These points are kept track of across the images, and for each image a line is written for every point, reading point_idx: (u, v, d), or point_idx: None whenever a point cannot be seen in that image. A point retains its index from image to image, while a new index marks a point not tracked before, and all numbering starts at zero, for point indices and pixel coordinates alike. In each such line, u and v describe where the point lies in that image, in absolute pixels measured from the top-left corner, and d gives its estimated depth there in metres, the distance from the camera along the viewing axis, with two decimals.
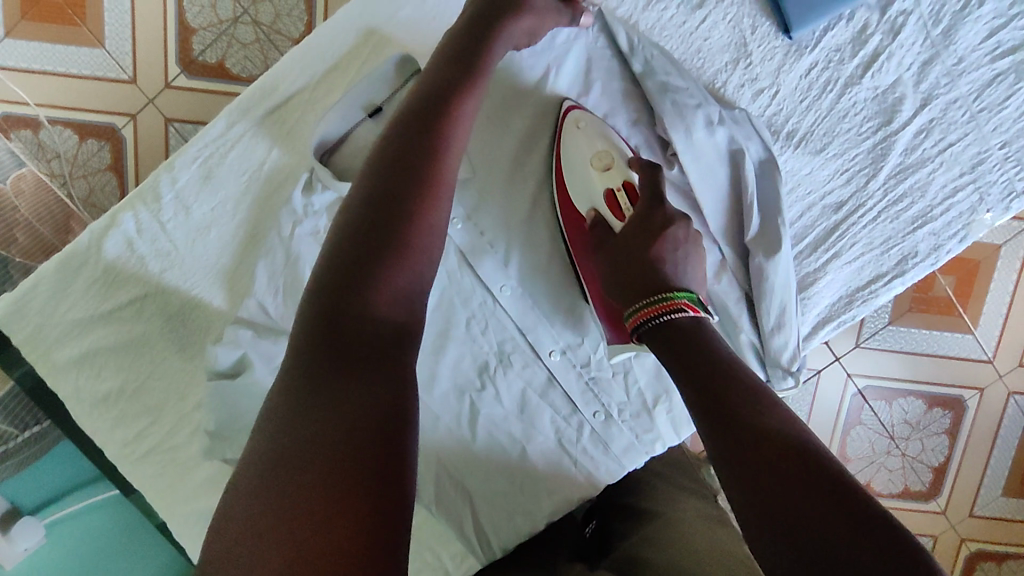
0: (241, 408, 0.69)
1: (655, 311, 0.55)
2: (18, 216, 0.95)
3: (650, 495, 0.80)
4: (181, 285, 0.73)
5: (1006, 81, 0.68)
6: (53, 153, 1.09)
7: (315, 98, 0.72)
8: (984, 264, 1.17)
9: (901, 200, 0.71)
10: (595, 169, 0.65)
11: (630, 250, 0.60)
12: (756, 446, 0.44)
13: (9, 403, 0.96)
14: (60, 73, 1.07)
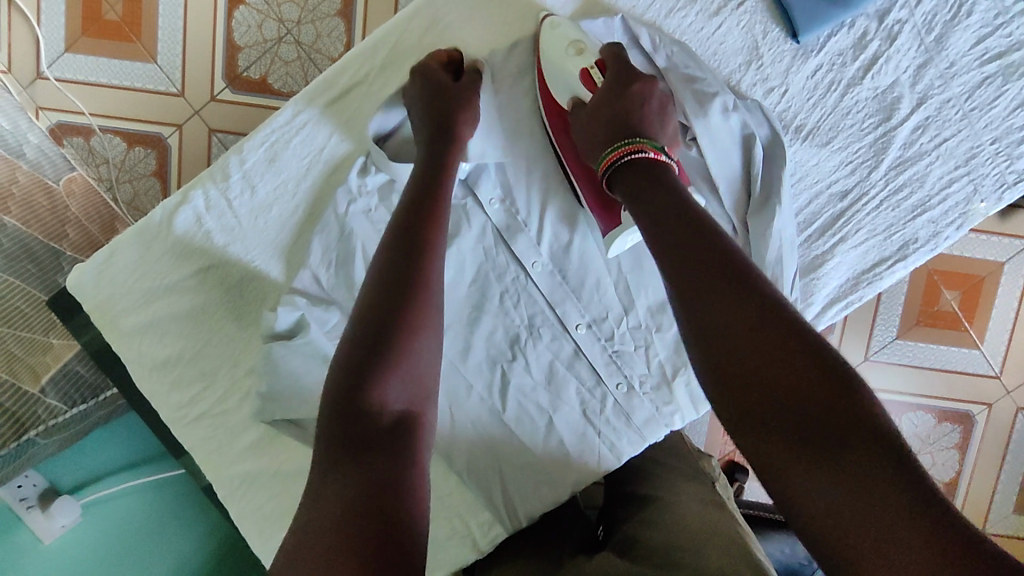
0: (297, 366, 0.76)
1: (622, 153, 0.60)
2: (68, 212, 1.06)
3: (650, 483, 0.83)
4: (242, 258, 0.81)
5: (995, 83, 0.75)
6: (103, 158, 1.19)
7: (372, 90, 0.78)
8: (987, 281, 1.22)
9: (901, 190, 0.78)
10: (569, 56, 0.70)
11: (600, 108, 0.65)
12: (731, 313, 0.50)
13: (59, 379, 1.01)
14: (116, 85, 1.17)
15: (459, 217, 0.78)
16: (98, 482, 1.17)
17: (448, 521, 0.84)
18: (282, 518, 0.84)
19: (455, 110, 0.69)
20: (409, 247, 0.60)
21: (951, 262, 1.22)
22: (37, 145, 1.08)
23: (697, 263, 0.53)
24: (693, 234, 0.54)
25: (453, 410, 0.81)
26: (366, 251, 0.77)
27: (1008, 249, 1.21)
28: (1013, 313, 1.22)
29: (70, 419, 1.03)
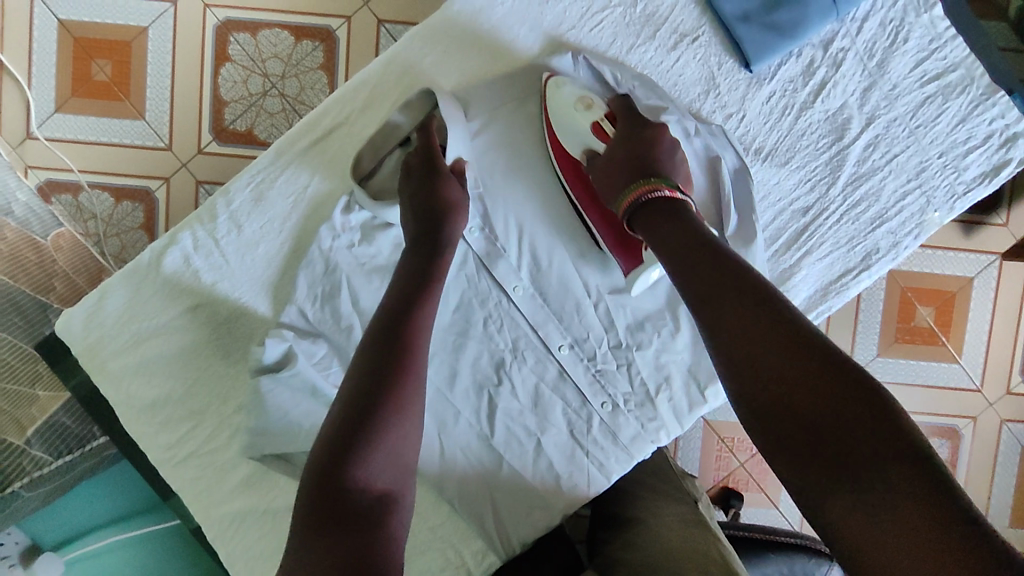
0: (287, 398, 0.77)
1: (639, 193, 0.67)
2: (55, 266, 1.09)
3: (638, 512, 0.82)
4: (231, 294, 0.82)
5: (936, 102, 0.81)
6: (91, 214, 1.21)
7: (354, 130, 0.82)
8: (959, 295, 1.26)
9: (859, 204, 0.83)
10: (578, 109, 0.76)
11: (615, 156, 0.71)
12: (773, 364, 0.55)
13: (44, 430, 1.00)
14: (102, 142, 1.21)
15: None
16: (81, 537, 1.14)
17: (442, 551, 0.85)
18: (274, 557, 0.84)
19: (442, 214, 0.72)
20: (394, 328, 0.63)
21: (923, 279, 1.26)
22: (25, 203, 1.11)
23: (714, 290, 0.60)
24: (709, 260, 0.61)
25: (441, 437, 0.82)
26: (352, 284, 0.80)
27: (977, 264, 1.26)
28: (987, 326, 1.26)
29: (54, 471, 1.01)
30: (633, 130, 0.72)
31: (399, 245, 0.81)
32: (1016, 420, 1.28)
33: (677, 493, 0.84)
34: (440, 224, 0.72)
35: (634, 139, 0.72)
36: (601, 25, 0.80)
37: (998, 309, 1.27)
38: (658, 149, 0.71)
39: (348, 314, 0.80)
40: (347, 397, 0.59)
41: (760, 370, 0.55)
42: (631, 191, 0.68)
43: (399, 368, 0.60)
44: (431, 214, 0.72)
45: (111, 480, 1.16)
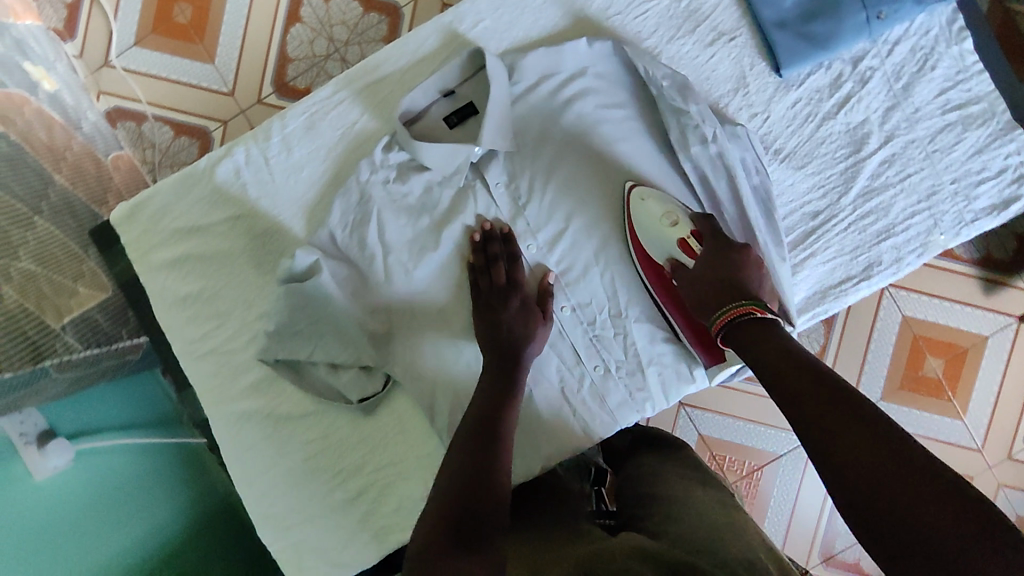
0: (305, 309, 0.83)
1: (734, 315, 0.71)
2: (111, 182, 1.17)
3: (665, 486, 0.77)
4: (270, 211, 0.90)
5: (955, 130, 0.86)
6: (150, 143, 1.30)
7: (405, 78, 0.90)
8: (971, 352, 1.27)
9: (868, 216, 0.87)
10: (666, 227, 0.82)
11: (707, 274, 0.76)
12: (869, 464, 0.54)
13: (80, 322, 0.97)
14: (173, 80, 1.29)
15: (466, 197, 0.88)
16: (96, 433, 1.04)
17: (424, 481, 0.90)
18: (268, 461, 0.90)
19: (517, 319, 0.82)
20: (487, 410, 0.75)
21: (937, 330, 1.27)
22: (93, 123, 1.20)
23: (799, 390, 0.62)
24: (800, 376, 0.63)
25: (439, 374, 0.88)
26: (381, 217, 0.86)
27: (994, 324, 1.27)
28: (995, 387, 1.27)
29: (80, 361, 0.96)
30: (721, 246, 0.78)
31: (429, 189, 0.87)
32: (1013, 486, 1.28)
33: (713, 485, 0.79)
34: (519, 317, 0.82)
35: (722, 257, 0.77)
36: (646, 15, 0.87)
37: (1008, 372, 1.28)
38: (746, 261, 0.76)
39: (374, 245, 0.86)
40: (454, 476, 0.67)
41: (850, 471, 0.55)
42: (725, 310, 0.72)
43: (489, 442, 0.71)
44: (503, 301, 0.82)
45: (125, 386, 1.14)
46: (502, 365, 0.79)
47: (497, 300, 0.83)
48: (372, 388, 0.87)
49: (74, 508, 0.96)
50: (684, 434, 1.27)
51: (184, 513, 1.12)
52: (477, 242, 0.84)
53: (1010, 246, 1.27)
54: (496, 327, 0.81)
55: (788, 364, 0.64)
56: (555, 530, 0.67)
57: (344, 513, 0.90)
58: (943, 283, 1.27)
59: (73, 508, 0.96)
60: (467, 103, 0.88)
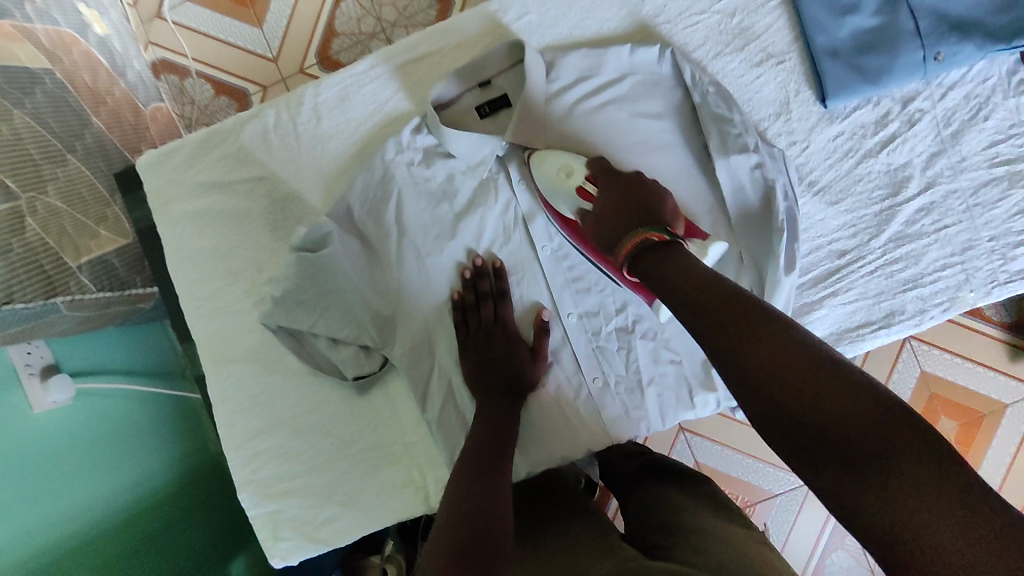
0: (313, 280, 0.82)
1: (637, 243, 0.71)
2: (147, 133, 1.18)
3: (689, 515, 0.78)
4: (292, 178, 0.90)
5: (1001, 185, 0.82)
6: (190, 98, 1.30)
7: (443, 62, 0.90)
8: (988, 418, 1.23)
9: (897, 262, 0.83)
10: (562, 180, 0.81)
11: (620, 211, 0.75)
12: (771, 360, 0.57)
13: (96, 264, 0.95)
14: (220, 39, 1.30)
15: (488, 189, 0.87)
16: (97, 374, 1.05)
17: (409, 467, 0.90)
18: (257, 426, 0.89)
19: (514, 345, 0.84)
20: (485, 439, 0.77)
21: (954, 391, 1.23)
22: (137, 72, 1.21)
23: (714, 315, 0.63)
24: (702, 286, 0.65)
25: (436, 363, 0.87)
26: (400, 197, 0.85)
27: (1015, 393, 1.22)
28: (1008, 458, 1.23)
29: (93, 305, 0.94)
30: (617, 179, 0.78)
31: (452, 176, 0.86)
32: None
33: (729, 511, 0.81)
34: (513, 344, 0.84)
35: (621, 190, 0.77)
36: (695, 27, 0.86)
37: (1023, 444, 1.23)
38: (644, 189, 0.76)
39: (390, 224, 0.85)
40: (456, 508, 0.68)
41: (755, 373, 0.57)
42: (626, 243, 0.72)
43: (492, 470, 0.74)
44: (496, 329, 0.84)
45: (127, 333, 1.14)
46: (499, 389, 0.82)
47: (492, 327, 0.84)
48: (368, 367, 0.86)
49: (63, 451, 0.95)
50: (680, 458, 1.24)
51: (175, 467, 1.13)
52: (468, 279, 0.85)
53: None
54: (486, 365, 0.83)
55: (696, 290, 0.65)
56: (588, 551, 0.70)
57: (325, 489, 0.89)
58: (970, 345, 1.22)
59: (62, 444, 0.95)
60: (501, 94, 0.88)
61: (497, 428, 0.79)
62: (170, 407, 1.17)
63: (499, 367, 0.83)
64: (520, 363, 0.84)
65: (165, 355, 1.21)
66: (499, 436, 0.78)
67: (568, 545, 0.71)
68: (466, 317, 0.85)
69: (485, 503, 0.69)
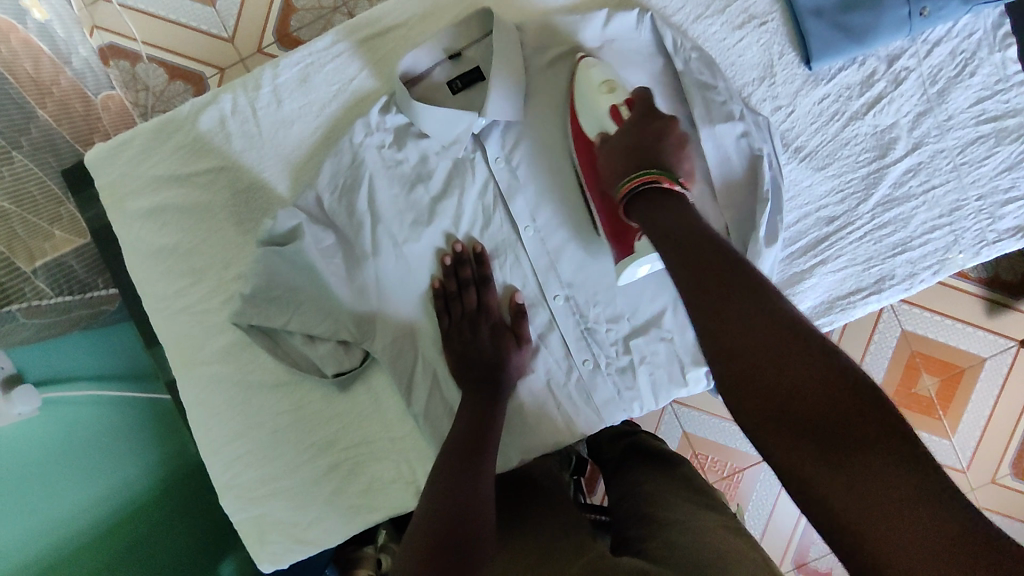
0: (283, 275, 0.78)
1: (637, 182, 0.64)
2: (99, 123, 1.10)
3: (664, 504, 0.78)
4: (254, 166, 0.84)
5: (988, 143, 0.81)
6: (143, 85, 1.23)
7: (410, 36, 0.85)
8: (968, 372, 1.23)
9: (886, 226, 0.81)
10: (599, 93, 0.75)
11: (627, 137, 0.69)
12: (753, 328, 0.51)
13: (52, 267, 0.90)
14: (171, 20, 1.22)
15: (464, 169, 0.83)
16: (65, 382, 0.99)
17: (397, 463, 0.87)
18: (235, 430, 0.86)
19: (495, 334, 0.81)
20: (470, 426, 0.74)
21: (936, 347, 1.23)
22: (84, 58, 1.12)
23: (697, 267, 0.56)
24: (691, 240, 0.58)
25: (421, 356, 0.84)
26: (372, 182, 0.80)
27: (994, 345, 1.23)
28: (988, 410, 1.24)
29: (53, 310, 0.89)
30: (648, 113, 0.71)
31: (426, 158, 0.82)
32: (995, 510, 1.25)
33: (704, 495, 0.81)
34: (498, 331, 0.81)
35: (644, 124, 0.70)
36: None
37: (1003, 397, 1.24)
38: (667, 136, 0.68)
39: (363, 212, 0.81)
40: (431, 497, 0.66)
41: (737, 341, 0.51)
42: (631, 177, 0.65)
43: (472, 455, 0.71)
44: (477, 315, 0.81)
45: (100, 335, 1.07)
46: (484, 377, 0.79)
47: (472, 314, 0.81)
48: (349, 363, 0.82)
49: (39, 456, 0.93)
50: (667, 429, 1.24)
51: (159, 471, 1.07)
52: (448, 266, 0.82)
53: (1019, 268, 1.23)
54: (468, 357, 0.80)
55: (684, 241, 0.58)
56: (559, 544, 0.68)
57: (310, 489, 0.86)
58: (951, 301, 1.23)
59: (29, 460, 0.91)
60: (474, 67, 0.82)
61: (482, 412, 0.76)
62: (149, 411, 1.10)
63: (483, 355, 0.80)
64: (506, 348, 0.81)
65: (142, 359, 1.13)
66: (483, 421, 0.75)
67: (541, 543, 0.68)
68: (446, 308, 0.82)
69: (461, 491, 0.66)
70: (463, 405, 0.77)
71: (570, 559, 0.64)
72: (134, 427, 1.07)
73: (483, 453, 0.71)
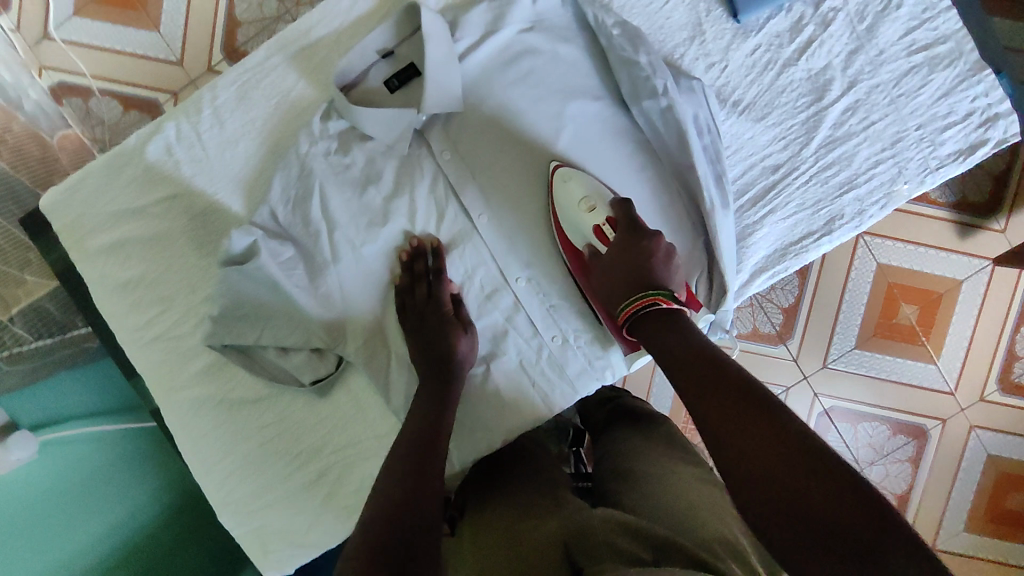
0: (247, 293, 0.79)
1: (639, 305, 0.68)
2: (57, 164, 1.08)
3: (643, 460, 0.82)
4: (206, 189, 0.85)
5: (921, 72, 0.81)
6: (98, 120, 1.18)
7: (342, 41, 0.86)
8: (945, 297, 1.25)
9: (831, 166, 0.82)
10: (581, 212, 0.78)
11: (616, 261, 0.73)
12: (755, 441, 0.54)
13: (30, 314, 0.97)
14: (118, 52, 1.17)
15: (413, 166, 0.84)
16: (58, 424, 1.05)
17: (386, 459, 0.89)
18: (225, 448, 0.88)
19: (448, 324, 0.81)
20: (425, 422, 0.74)
21: (909, 276, 1.25)
22: (35, 100, 1.10)
23: (702, 383, 0.60)
24: (696, 364, 0.62)
25: (394, 351, 0.85)
26: (323, 192, 0.81)
27: (966, 267, 1.25)
28: (969, 331, 1.25)
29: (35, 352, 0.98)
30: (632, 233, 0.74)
31: (373, 159, 0.83)
32: (986, 427, 1.27)
33: (682, 452, 0.84)
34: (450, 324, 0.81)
35: (632, 243, 0.73)
36: None
37: (983, 316, 1.25)
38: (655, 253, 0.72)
39: (319, 220, 0.82)
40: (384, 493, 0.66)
41: (738, 453, 0.54)
42: (634, 299, 0.69)
43: (425, 453, 0.70)
44: (432, 304, 0.81)
45: (95, 373, 1.09)
46: (440, 373, 0.79)
47: (424, 307, 0.81)
48: (324, 369, 0.84)
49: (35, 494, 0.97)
50: (659, 396, 1.26)
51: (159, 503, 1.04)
52: (406, 261, 0.83)
53: (984, 188, 1.24)
54: (427, 346, 0.80)
55: (686, 360, 0.63)
56: (538, 503, 0.74)
57: (304, 494, 0.89)
58: (917, 229, 1.25)
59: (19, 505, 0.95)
60: (408, 64, 0.83)
61: (435, 406, 0.76)
62: (142, 446, 1.07)
63: (435, 350, 0.80)
64: (456, 337, 0.80)
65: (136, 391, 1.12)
66: (436, 416, 0.75)
67: (513, 508, 0.73)
68: (403, 304, 0.82)
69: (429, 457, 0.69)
70: (416, 404, 0.77)
71: (548, 515, 0.70)
72: (128, 466, 1.05)
73: (436, 449, 0.71)
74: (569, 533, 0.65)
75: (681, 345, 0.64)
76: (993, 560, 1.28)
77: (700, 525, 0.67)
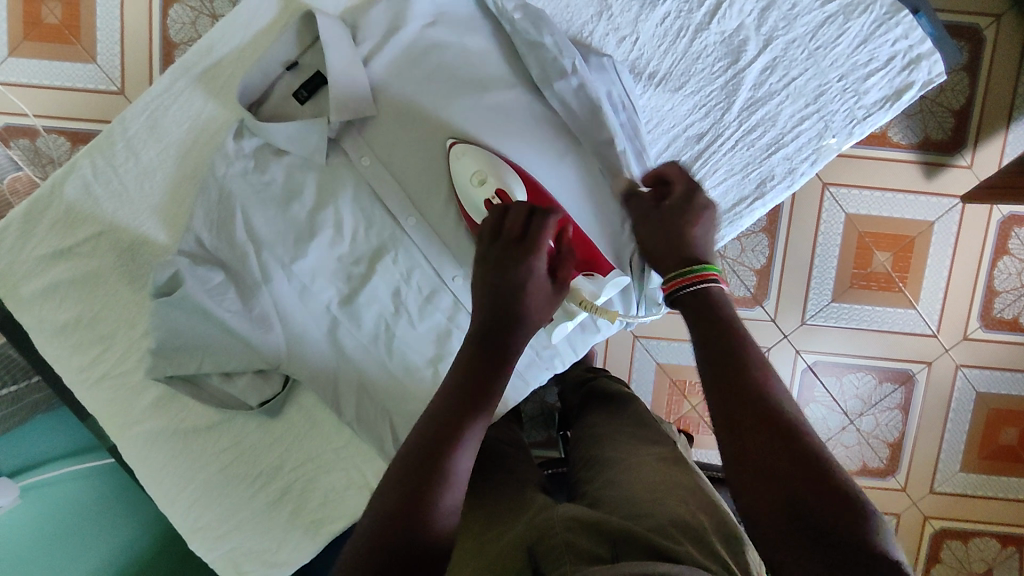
0: (179, 323, 0.78)
1: (685, 281, 0.63)
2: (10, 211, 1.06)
3: (609, 446, 0.81)
4: (130, 223, 0.85)
5: (837, 22, 0.78)
6: (49, 159, 1.13)
7: (247, 57, 0.85)
8: (919, 240, 1.17)
9: (755, 129, 0.83)
10: (473, 186, 0.77)
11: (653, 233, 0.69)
12: (760, 429, 0.53)
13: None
14: (56, 87, 1.12)
15: (333, 175, 0.82)
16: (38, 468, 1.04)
17: (346, 471, 0.89)
18: (184, 477, 0.88)
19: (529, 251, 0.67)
20: (486, 359, 0.65)
21: (880, 222, 1.17)
22: None
23: (714, 350, 0.58)
24: (709, 328, 0.60)
25: (339, 363, 0.84)
26: (246, 213, 0.81)
27: (937, 207, 1.17)
28: (946, 270, 1.18)
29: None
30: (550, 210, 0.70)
31: (293, 174, 0.81)
32: (972, 365, 1.20)
33: (650, 432, 0.83)
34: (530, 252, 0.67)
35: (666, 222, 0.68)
36: None
37: (960, 251, 1.18)
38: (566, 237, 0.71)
39: (244, 241, 0.80)
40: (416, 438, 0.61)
41: (744, 429, 0.53)
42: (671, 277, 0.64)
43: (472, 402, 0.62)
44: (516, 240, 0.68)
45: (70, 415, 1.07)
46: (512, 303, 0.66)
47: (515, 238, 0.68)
48: (271, 390, 0.84)
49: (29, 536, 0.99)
50: (641, 366, 1.20)
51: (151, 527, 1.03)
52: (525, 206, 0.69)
53: (948, 125, 1.15)
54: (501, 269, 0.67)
55: (700, 327, 0.60)
56: (507, 504, 0.74)
57: (269, 513, 0.89)
58: (882, 173, 1.16)
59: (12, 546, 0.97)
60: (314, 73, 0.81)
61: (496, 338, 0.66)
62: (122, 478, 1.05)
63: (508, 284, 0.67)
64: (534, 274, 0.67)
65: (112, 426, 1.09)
66: (496, 356, 0.65)
67: (492, 507, 0.74)
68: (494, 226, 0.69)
69: (477, 384, 0.63)
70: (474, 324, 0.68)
71: (515, 518, 0.70)
72: (113, 499, 1.04)
73: (485, 395, 0.63)
74: (530, 536, 0.64)
75: (705, 314, 0.61)
76: (993, 497, 1.23)
77: (655, 509, 0.66)
